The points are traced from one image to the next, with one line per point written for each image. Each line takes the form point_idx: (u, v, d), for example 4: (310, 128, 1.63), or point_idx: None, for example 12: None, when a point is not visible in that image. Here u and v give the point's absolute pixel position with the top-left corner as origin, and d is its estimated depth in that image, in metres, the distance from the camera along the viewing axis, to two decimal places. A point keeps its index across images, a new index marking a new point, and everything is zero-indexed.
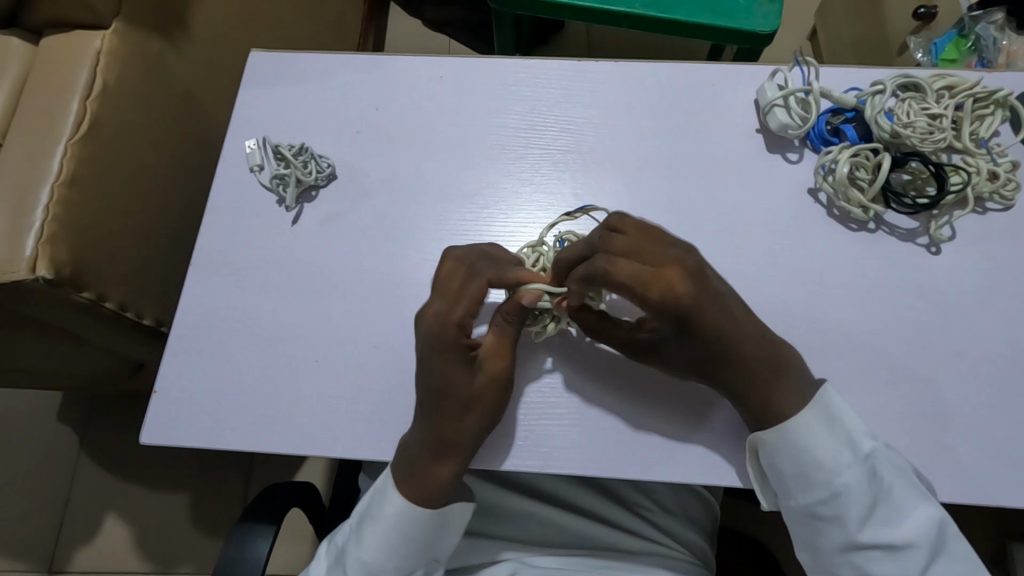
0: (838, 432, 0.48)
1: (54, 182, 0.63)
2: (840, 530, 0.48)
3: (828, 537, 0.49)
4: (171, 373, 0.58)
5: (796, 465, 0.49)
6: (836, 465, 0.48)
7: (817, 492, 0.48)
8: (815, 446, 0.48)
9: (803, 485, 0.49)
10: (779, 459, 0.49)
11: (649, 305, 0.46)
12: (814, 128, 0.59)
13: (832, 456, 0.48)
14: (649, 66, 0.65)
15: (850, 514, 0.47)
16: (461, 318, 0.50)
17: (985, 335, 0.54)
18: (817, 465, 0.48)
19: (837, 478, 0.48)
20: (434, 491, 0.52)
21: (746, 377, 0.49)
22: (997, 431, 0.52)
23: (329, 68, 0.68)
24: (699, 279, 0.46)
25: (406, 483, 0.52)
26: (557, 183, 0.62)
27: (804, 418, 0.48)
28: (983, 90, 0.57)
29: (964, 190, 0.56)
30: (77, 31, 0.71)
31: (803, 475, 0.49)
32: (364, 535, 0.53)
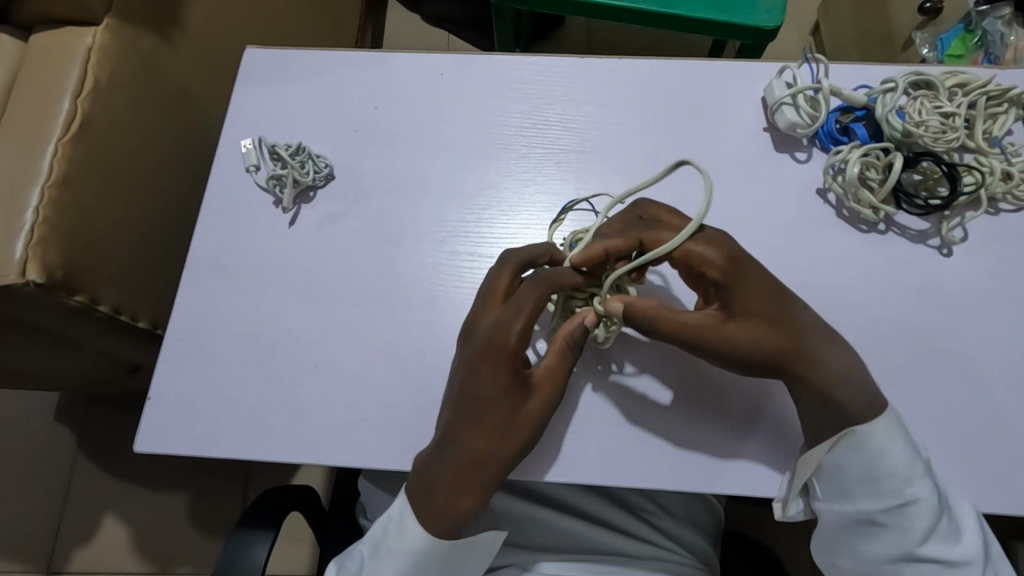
0: (913, 443, 0.47)
1: (44, 184, 0.62)
2: (898, 539, 0.48)
3: (882, 543, 0.49)
4: (166, 379, 0.56)
5: (866, 470, 0.48)
6: (912, 475, 0.47)
7: (883, 500, 0.48)
8: (892, 454, 0.47)
9: (866, 492, 0.48)
10: (849, 463, 0.48)
11: (706, 262, 0.47)
12: (823, 127, 0.58)
13: (908, 467, 0.47)
14: (652, 63, 0.64)
15: (913, 526, 0.47)
16: (520, 333, 0.48)
17: (998, 339, 0.53)
18: (890, 473, 0.47)
19: (908, 489, 0.47)
20: (456, 520, 0.50)
21: (807, 359, 0.47)
22: (1011, 437, 0.51)
23: (326, 65, 0.66)
24: (737, 244, 0.49)
25: (437, 506, 0.50)
26: (561, 183, 0.61)
27: (882, 425, 0.47)
28: (997, 88, 0.55)
29: (978, 190, 0.54)
30: (68, 27, 0.69)
31: (869, 482, 0.48)
32: (382, 562, 0.53)
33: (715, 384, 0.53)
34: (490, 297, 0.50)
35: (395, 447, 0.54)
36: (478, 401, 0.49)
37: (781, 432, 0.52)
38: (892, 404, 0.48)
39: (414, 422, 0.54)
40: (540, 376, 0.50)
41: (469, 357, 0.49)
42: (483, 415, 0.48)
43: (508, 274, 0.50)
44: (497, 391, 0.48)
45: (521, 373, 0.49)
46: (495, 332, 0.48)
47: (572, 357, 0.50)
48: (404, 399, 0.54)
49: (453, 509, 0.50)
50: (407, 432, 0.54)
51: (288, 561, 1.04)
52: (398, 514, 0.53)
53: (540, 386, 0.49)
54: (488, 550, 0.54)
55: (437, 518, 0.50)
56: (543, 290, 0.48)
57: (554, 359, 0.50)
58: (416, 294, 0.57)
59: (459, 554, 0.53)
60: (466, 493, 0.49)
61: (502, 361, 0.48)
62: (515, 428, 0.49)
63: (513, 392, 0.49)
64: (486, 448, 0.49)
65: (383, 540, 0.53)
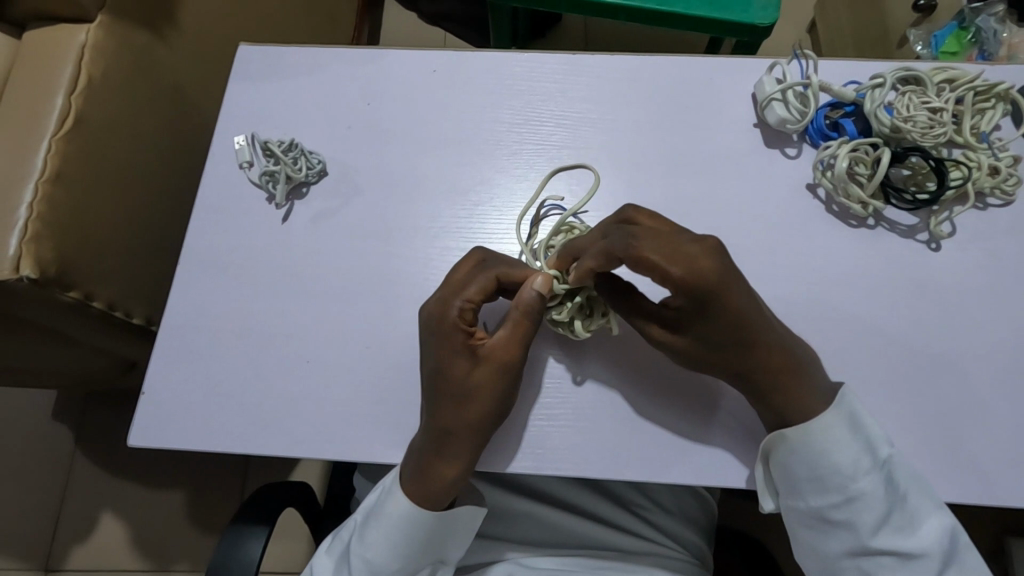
0: (859, 437, 0.48)
1: (38, 180, 0.62)
2: (851, 535, 0.48)
3: (837, 540, 0.49)
4: (159, 374, 0.57)
5: (812, 469, 0.48)
6: (855, 470, 0.47)
7: (833, 497, 0.48)
8: (834, 450, 0.47)
9: (817, 490, 0.48)
10: (795, 461, 0.48)
11: (671, 283, 0.44)
12: (813, 123, 0.59)
13: (852, 463, 0.47)
14: (644, 59, 0.64)
15: (862, 521, 0.47)
16: (461, 306, 0.50)
17: (985, 334, 0.53)
18: (833, 470, 0.47)
19: (854, 483, 0.47)
20: (434, 491, 0.51)
21: (757, 366, 0.47)
22: (997, 430, 0.51)
23: (319, 62, 0.67)
24: (722, 258, 0.44)
25: (418, 480, 0.51)
26: (552, 180, 0.61)
27: (824, 420, 0.47)
28: (984, 84, 0.56)
29: (965, 185, 0.55)
30: (63, 25, 0.69)
31: (818, 479, 0.48)
32: (368, 534, 0.53)
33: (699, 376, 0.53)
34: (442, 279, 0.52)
35: (387, 441, 0.54)
36: (441, 380, 0.49)
37: (751, 425, 0.52)
38: (842, 398, 0.48)
39: (407, 416, 0.54)
40: (490, 346, 0.50)
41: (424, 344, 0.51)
42: (444, 391, 0.49)
43: (470, 261, 0.51)
44: (459, 370, 0.49)
45: (469, 347, 0.50)
46: (434, 308, 0.50)
47: (531, 329, 0.50)
48: (396, 395, 0.55)
49: (428, 481, 0.50)
50: (400, 426, 0.54)
51: (284, 558, 1.05)
52: (390, 483, 0.53)
53: (488, 355, 0.49)
54: (468, 531, 0.55)
55: (416, 490, 0.51)
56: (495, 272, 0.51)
57: (506, 330, 0.50)
58: (408, 290, 0.58)
59: (439, 531, 0.53)
60: (442, 465, 0.50)
61: (446, 336, 0.50)
62: (473, 399, 0.49)
63: (466, 364, 0.49)
64: (445, 422, 0.49)
65: (373, 508, 0.54)
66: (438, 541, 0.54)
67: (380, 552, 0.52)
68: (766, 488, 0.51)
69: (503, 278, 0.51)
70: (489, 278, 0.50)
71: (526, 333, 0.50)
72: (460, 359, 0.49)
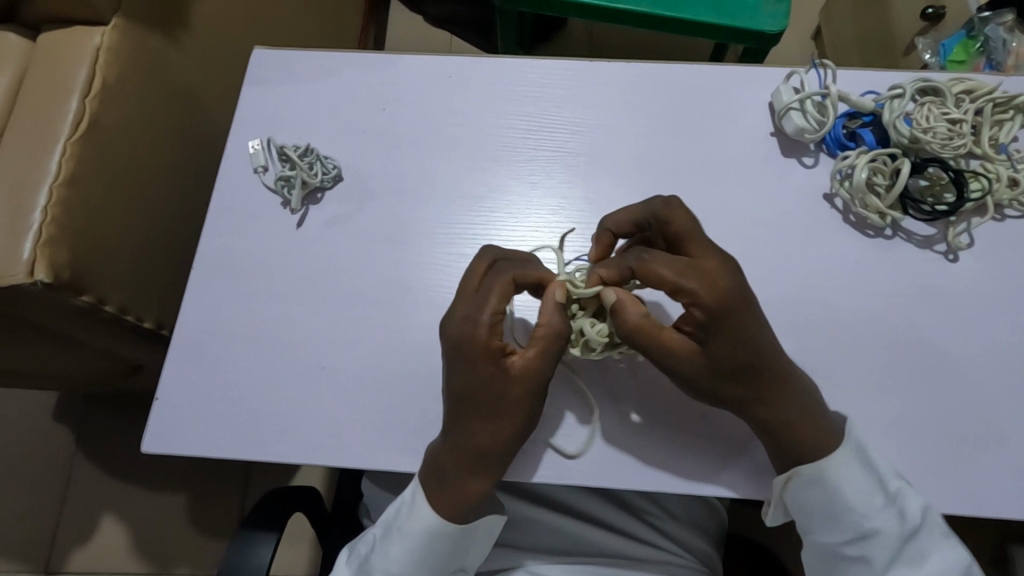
0: (870, 474, 0.48)
1: (53, 183, 0.62)
2: (867, 570, 0.49)
3: (854, 573, 0.50)
4: (173, 379, 0.56)
5: (825, 505, 0.49)
6: (867, 507, 0.48)
7: (845, 532, 0.49)
8: (844, 487, 0.48)
9: (829, 525, 0.50)
10: (807, 498, 0.49)
11: (683, 294, 0.45)
12: (830, 132, 0.59)
13: (863, 500, 0.48)
14: (660, 67, 0.64)
15: (876, 556, 0.48)
16: (490, 319, 0.48)
17: (1003, 345, 0.53)
18: (846, 506, 0.48)
19: (867, 520, 0.48)
20: (463, 504, 0.51)
21: (768, 391, 0.47)
22: (1017, 443, 0.51)
23: (334, 67, 0.66)
24: (736, 276, 0.46)
25: (443, 493, 0.51)
26: (569, 187, 0.61)
27: (834, 458, 0.48)
28: (1003, 95, 0.56)
29: (983, 197, 0.55)
30: (76, 28, 0.69)
31: (830, 515, 0.49)
32: (390, 546, 0.52)
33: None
34: (461, 290, 0.50)
35: (404, 449, 0.54)
36: (467, 395, 0.49)
37: None
38: (851, 435, 0.49)
39: (423, 424, 0.54)
40: (520, 362, 0.48)
41: (448, 356, 0.49)
42: (476, 407, 0.48)
43: (484, 266, 0.50)
44: (489, 384, 0.48)
45: (501, 362, 0.48)
46: (461, 324, 0.48)
47: (559, 344, 0.48)
48: (411, 402, 0.54)
49: (459, 493, 0.50)
50: (417, 434, 0.54)
51: (288, 561, 1.04)
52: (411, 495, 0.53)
53: (520, 372, 0.48)
54: (485, 541, 0.54)
55: (443, 503, 0.51)
56: (512, 276, 0.49)
57: (535, 345, 0.48)
58: (424, 296, 0.57)
59: (461, 542, 0.53)
60: (474, 482, 0.50)
61: (475, 352, 0.48)
62: (506, 416, 0.48)
63: (497, 383, 0.48)
64: (477, 438, 0.48)
65: (394, 520, 0.53)
66: (456, 554, 0.53)
67: (402, 566, 0.52)
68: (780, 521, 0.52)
69: (520, 281, 0.49)
70: (509, 284, 0.49)
71: (558, 349, 0.48)
72: (491, 377, 0.48)
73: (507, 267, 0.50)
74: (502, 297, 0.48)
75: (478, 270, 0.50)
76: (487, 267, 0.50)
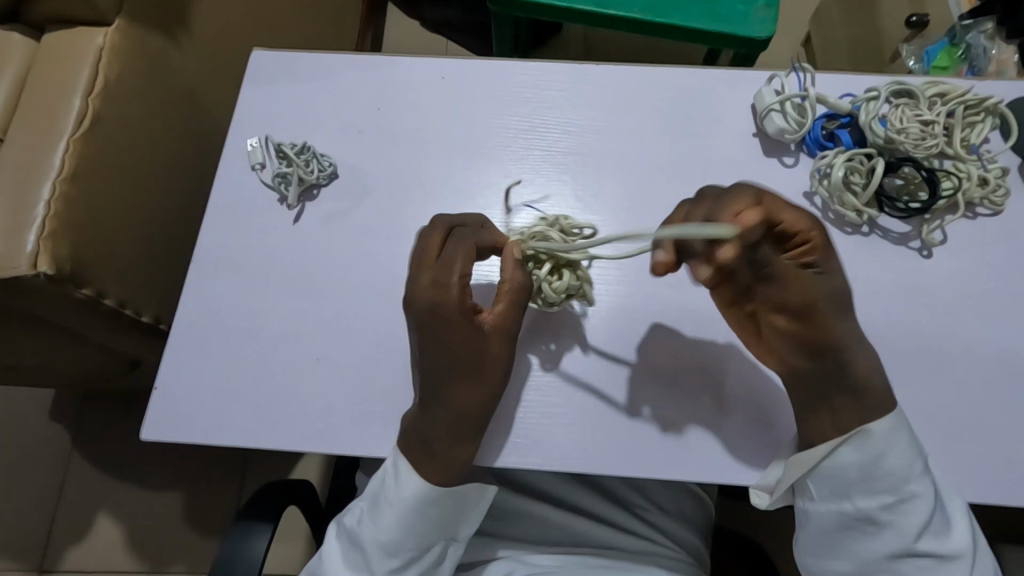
0: (913, 441, 0.48)
1: (55, 178, 0.63)
2: (896, 537, 0.49)
3: (881, 542, 0.49)
4: (171, 370, 0.58)
5: (865, 469, 0.48)
6: (911, 472, 0.48)
7: (883, 496, 0.49)
8: (894, 452, 0.48)
9: (866, 490, 0.49)
10: (851, 461, 0.49)
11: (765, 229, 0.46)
12: (810, 133, 0.61)
13: (907, 465, 0.48)
14: (647, 70, 0.66)
15: (910, 524, 0.48)
16: (457, 284, 0.49)
17: (974, 337, 0.55)
18: (888, 471, 0.48)
19: (907, 485, 0.48)
20: (454, 470, 0.52)
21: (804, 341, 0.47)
22: (987, 432, 0.53)
23: (330, 68, 0.68)
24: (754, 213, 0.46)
25: (434, 465, 0.51)
26: (558, 184, 0.62)
27: (890, 421, 0.48)
28: (974, 98, 0.58)
29: (955, 195, 0.57)
30: (79, 27, 0.71)
31: (869, 479, 0.49)
32: (378, 518, 0.53)
33: (689, 366, 0.55)
34: (422, 261, 0.51)
35: (395, 437, 0.55)
36: (445, 357, 0.50)
37: (751, 410, 0.54)
38: (897, 407, 0.49)
39: None
40: (491, 320, 0.50)
41: (419, 324, 0.50)
42: (456, 367, 0.50)
43: (439, 236, 0.51)
44: (463, 340, 0.49)
45: (471, 322, 0.50)
46: (429, 294, 0.49)
47: (522, 298, 0.50)
48: (404, 393, 0.56)
49: (453, 464, 0.51)
50: None
51: (283, 557, 1.05)
52: (392, 466, 0.53)
53: (494, 330, 0.50)
54: (477, 511, 0.56)
55: (433, 474, 0.52)
56: (472, 241, 0.51)
57: (502, 304, 0.50)
58: None
59: (449, 511, 0.54)
60: (462, 442, 0.51)
61: (446, 317, 0.49)
62: (486, 370, 0.50)
63: (471, 340, 0.49)
64: (462, 400, 0.50)
65: (379, 493, 0.54)
66: (446, 524, 0.54)
67: (392, 537, 0.53)
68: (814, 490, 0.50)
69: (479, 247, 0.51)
70: (467, 249, 0.50)
71: (524, 301, 0.50)
72: (466, 337, 0.49)
73: (463, 234, 0.51)
74: (466, 263, 0.50)
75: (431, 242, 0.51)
76: (442, 232, 0.52)
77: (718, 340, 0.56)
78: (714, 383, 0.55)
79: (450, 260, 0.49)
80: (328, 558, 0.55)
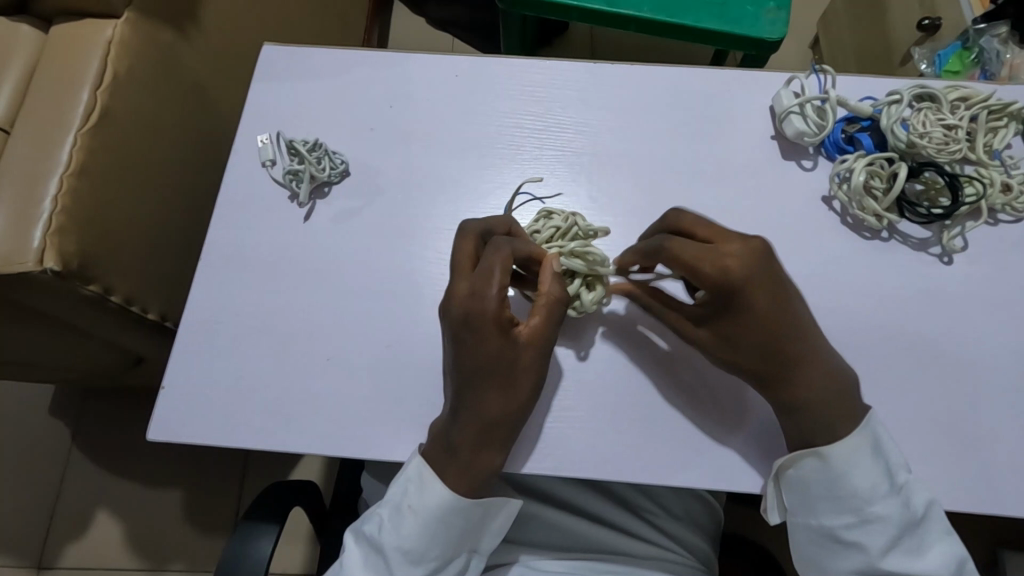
0: (880, 462, 0.48)
1: (63, 173, 0.62)
2: (861, 554, 0.49)
3: (847, 559, 0.50)
4: (179, 370, 0.57)
5: (829, 488, 0.49)
6: (872, 493, 0.48)
7: (846, 515, 0.49)
8: (854, 473, 0.48)
9: (831, 508, 0.49)
10: (813, 481, 0.49)
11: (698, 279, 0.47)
12: (830, 136, 0.60)
13: (869, 485, 0.48)
14: (665, 70, 0.65)
15: (872, 542, 0.48)
16: (497, 294, 0.48)
17: (995, 346, 0.54)
18: (850, 490, 0.48)
19: (870, 506, 0.48)
20: (479, 479, 0.51)
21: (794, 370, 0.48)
22: (1008, 443, 0.52)
23: (342, 65, 0.67)
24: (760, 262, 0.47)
25: (459, 472, 0.51)
26: (573, 185, 0.62)
27: (850, 444, 0.48)
28: (997, 103, 0.57)
29: (978, 201, 0.56)
30: (88, 20, 0.70)
31: (834, 498, 0.49)
32: (404, 523, 0.52)
33: (706, 373, 0.54)
34: (458, 267, 0.50)
35: (407, 440, 0.54)
36: (478, 366, 0.49)
37: (775, 420, 0.53)
38: (867, 422, 0.49)
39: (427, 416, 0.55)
40: (528, 331, 0.49)
41: (455, 332, 0.49)
42: (491, 378, 0.49)
43: (472, 244, 0.51)
44: (502, 352, 0.49)
45: (509, 332, 0.49)
46: (467, 301, 0.48)
47: (558, 310, 0.50)
48: (415, 395, 0.55)
49: (477, 471, 0.51)
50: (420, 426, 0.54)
51: (284, 557, 1.04)
52: (416, 473, 0.52)
53: (531, 341, 0.49)
54: (501, 523, 0.55)
55: (459, 482, 0.51)
56: (510, 249, 0.49)
57: (540, 315, 0.50)
58: (429, 289, 0.58)
59: (477, 520, 0.53)
60: (490, 446, 0.50)
61: (485, 327, 0.48)
62: (518, 382, 0.49)
63: (506, 350, 0.49)
64: (491, 408, 0.49)
65: (403, 499, 0.52)
66: (472, 533, 0.54)
67: (417, 543, 0.52)
68: (778, 506, 0.52)
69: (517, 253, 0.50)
70: (507, 256, 0.48)
71: (561, 313, 0.50)
72: (501, 349, 0.48)
73: (503, 239, 0.49)
74: (505, 275, 0.48)
75: (464, 248, 0.51)
76: (470, 237, 0.51)
77: None
78: (729, 387, 0.54)
79: (488, 267, 0.48)
80: (347, 565, 0.53)
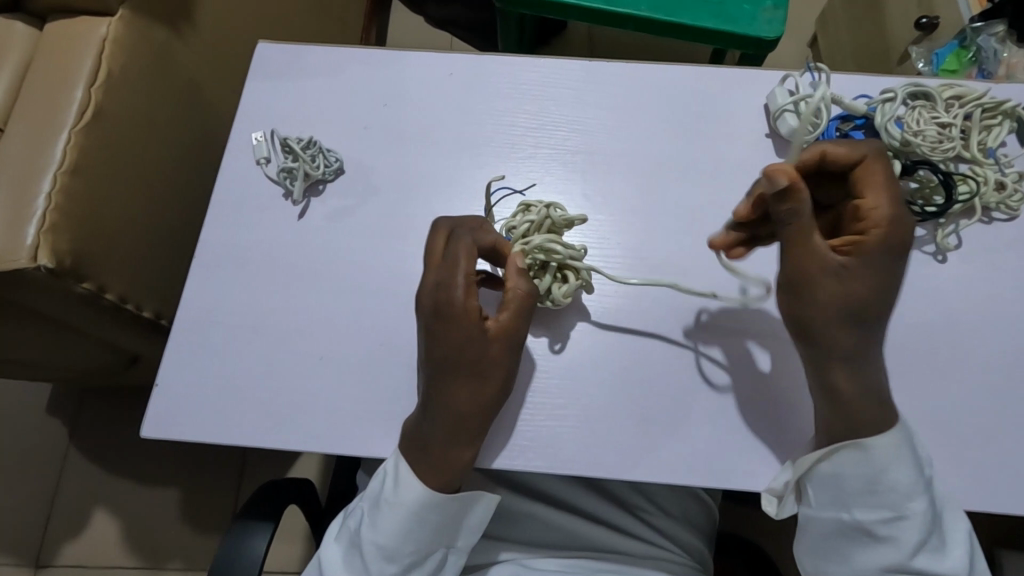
0: (918, 458, 0.48)
1: (56, 170, 0.62)
2: (891, 550, 0.49)
3: (875, 554, 0.49)
4: (171, 367, 0.57)
5: (867, 482, 0.48)
6: (911, 489, 0.47)
7: (881, 510, 0.48)
8: (896, 468, 0.47)
9: (866, 503, 0.49)
10: (851, 473, 0.48)
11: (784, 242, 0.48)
12: (824, 134, 0.60)
13: (909, 481, 0.47)
14: (660, 68, 0.65)
15: (903, 538, 0.48)
16: (461, 286, 0.49)
17: (989, 344, 0.54)
18: (890, 485, 0.48)
19: (906, 501, 0.48)
20: (453, 475, 0.51)
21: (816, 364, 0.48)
22: (1002, 441, 0.52)
23: (337, 62, 0.67)
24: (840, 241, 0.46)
25: (432, 468, 0.51)
26: (567, 183, 0.62)
27: (894, 438, 0.47)
28: (991, 101, 0.57)
29: (971, 199, 0.56)
30: (83, 17, 0.70)
31: (870, 493, 0.48)
32: (380, 520, 0.52)
33: (700, 370, 0.54)
34: (427, 261, 0.51)
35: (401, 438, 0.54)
36: (445, 358, 0.49)
37: (765, 418, 0.53)
38: (896, 419, 0.48)
39: None
40: (496, 326, 0.50)
41: (427, 324, 0.50)
42: (460, 371, 0.49)
43: (443, 238, 0.52)
44: (469, 345, 0.49)
45: (477, 326, 0.49)
46: (436, 292, 0.49)
47: (526, 306, 0.50)
48: (409, 393, 0.55)
49: (449, 467, 0.50)
50: None
51: (281, 556, 1.04)
52: (393, 469, 0.52)
53: (498, 336, 0.50)
54: (480, 519, 0.54)
55: (433, 477, 0.51)
56: (472, 241, 0.50)
57: (508, 311, 0.50)
58: None
59: (454, 517, 0.53)
60: (459, 444, 0.50)
61: (452, 318, 0.49)
62: (488, 377, 0.50)
63: (473, 345, 0.49)
64: (461, 403, 0.49)
65: (381, 495, 0.53)
66: (450, 530, 0.53)
67: (391, 540, 0.51)
68: (808, 499, 0.51)
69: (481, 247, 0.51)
70: (468, 249, 0.50)
71: (529, 310, 0.51)
72: (467, 342, 0.49)
73: (467, 233, 0.51)
74: (469, 268, 0.49)
75: (433, 241, 0.52)
76: (440, 232, 0.52)
77: (728, 341, 0.55)
78: (722, 386, 0.54)
79: (453, 259, 0.49)
80: (326, 559, 0.54)
